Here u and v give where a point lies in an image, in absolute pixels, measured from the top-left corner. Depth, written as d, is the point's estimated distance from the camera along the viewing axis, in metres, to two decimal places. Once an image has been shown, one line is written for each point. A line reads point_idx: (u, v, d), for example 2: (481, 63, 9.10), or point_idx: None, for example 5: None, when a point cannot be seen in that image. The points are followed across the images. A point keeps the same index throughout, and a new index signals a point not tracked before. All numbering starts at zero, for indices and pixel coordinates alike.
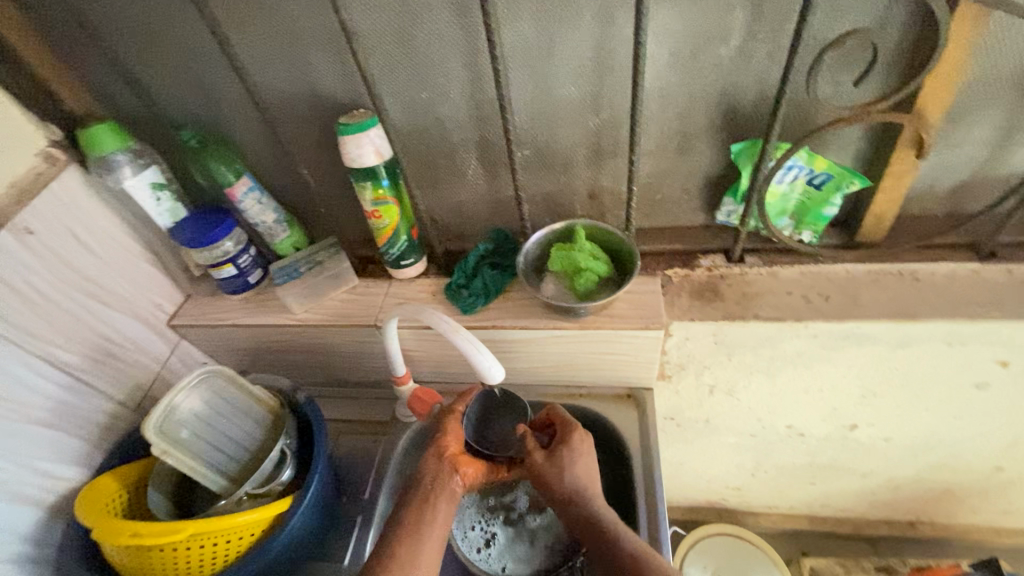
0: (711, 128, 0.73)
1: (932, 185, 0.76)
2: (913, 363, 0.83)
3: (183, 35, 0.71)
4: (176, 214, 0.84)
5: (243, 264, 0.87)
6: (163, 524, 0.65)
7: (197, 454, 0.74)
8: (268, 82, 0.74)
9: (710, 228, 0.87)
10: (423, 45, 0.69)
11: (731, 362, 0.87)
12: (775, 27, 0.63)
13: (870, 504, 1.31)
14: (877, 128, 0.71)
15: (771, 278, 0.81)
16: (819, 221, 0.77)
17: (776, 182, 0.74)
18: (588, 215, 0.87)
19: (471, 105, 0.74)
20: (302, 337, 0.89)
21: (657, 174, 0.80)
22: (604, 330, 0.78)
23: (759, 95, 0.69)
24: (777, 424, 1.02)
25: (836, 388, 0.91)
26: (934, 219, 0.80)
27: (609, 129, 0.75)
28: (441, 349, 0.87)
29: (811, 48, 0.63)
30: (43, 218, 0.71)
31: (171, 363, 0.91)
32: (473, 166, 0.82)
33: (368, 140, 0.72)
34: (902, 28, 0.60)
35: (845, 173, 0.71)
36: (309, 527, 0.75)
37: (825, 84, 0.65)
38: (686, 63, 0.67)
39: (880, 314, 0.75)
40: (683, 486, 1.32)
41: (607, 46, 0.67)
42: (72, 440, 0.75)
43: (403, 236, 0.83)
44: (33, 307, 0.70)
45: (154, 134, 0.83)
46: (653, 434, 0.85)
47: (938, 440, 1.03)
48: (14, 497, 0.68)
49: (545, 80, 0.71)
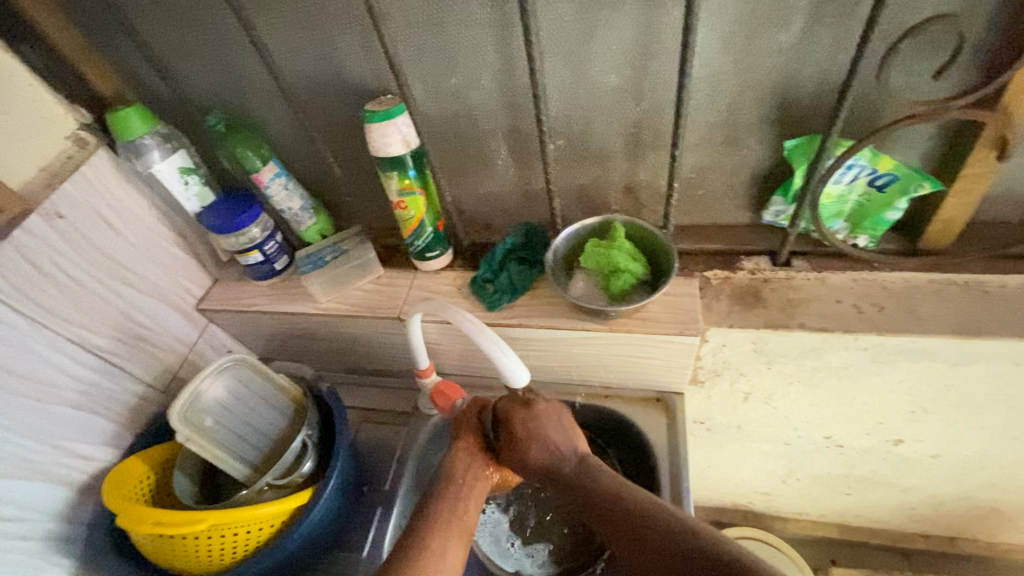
0: (763, 120, 0.67)
1: (1010, 188, 0.69)
2: (972, 380, 0.77)
3: (207, 13, 0.69)
4: (204, 198, 0.83)
5: (270, 250, 0.85)
6: (185, 513, 0.66)
7: (223, 443, 0.74)
8: (294, 65, 0.72)
9: (754, 228, 0.81)
10: (453, 28, 0.65)
11: (769, 371, 0.82)
12: (844, 9, 0.57)
13: (908, 518, 1.24)
14: (952, 124, 0.64)
15: (820, 284, 0.75)
16: (878, 226, 0.71)
17: (833, 182, 0.69)
18: (623, 210, 0.82)
19: (503, 90, 0.70)
20: (326, 326, 0.88)
21: (700, 169, 0.75)
22: (636, 333, 0.74)
23: (820, 87, 0.63)
24: (814, 434, 0.96)
25: (883, 402, 0.85)
26: (1008, 226, 0.73)
27: (651, 119, 0.70)
28: (465, 344, 0.84)
29: (884, 34, 0.57)
30: (73, 202, 0.71)
31: (199, 346, 0.91)
32: (503, 156, 0.78)
33: (395, 128, 0.69)
34: (993, 11, 0.54)
35: (913, 175, 0.65)
36: (329, 517, 0.75)
37: (897, 75, 0.59)
38: (740, 49, 0.61)
39: (941, 329, 0.69)
40: (709, 488, 1.27)
41: (651, 31, 0.62)
42: (103, 422, 0.76)
43: (429, 228, 0.80)
44: (63, 292, 0.71)
45: (182, 117, 0.82)
46: (682, 441, 0.80)
47: (992, 459, 0.96)
48: (47, 476, 0.70)
49: (582, 66, 0.66)
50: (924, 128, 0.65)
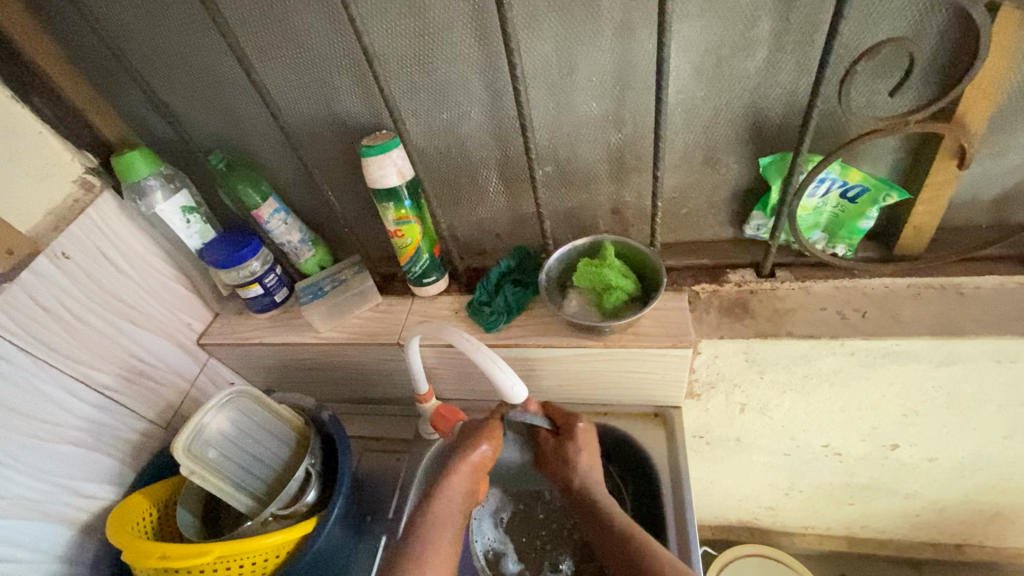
0: (738, 140, 0.71)
1: (975, 195, 0.73)
2: (958, 381, 0.79)
3: (211, 62, 0.73)
4: (206, 235, 0.85)
5: (270, 283, 0.87)
6: (191, 546, 0.66)
7: (226, 475, 0.74)
8: (292, 105, 0.76)
9: (737, 242, 0.85)
10: (443, 67, 0.69)
11: (762, 380, 0.84)
12: (803, 37, 0.61)
13: (913, 526, 1.24)
14: (914, 137, 0.68)
15: (804, 292, 0.78)
16: (854, 235, 0.75)
17: (808, 196, 0.73)
18: (611, 230, 0.85)
19: (492, 123, 0.74)
20: (327, 356, 0.89)
21: (681, 189, 0.79)
22: (630, 348, 0.76)
23: (788, 109, 0.68)
24: (812, 443, 0.98)
25: (875, 406, 0.87)
26: (977, 230, 0.77)
27: (632, 144, 0.74)
28: (464, 367, 0.86)
29: (842, 58, 0.62)
30: (79, 243, 0.74)
31: (200, 380, 0.92)
32: (494, 183, 0.81)
33: (391, 161, 0.73)
34: (939, 34, 0.59)
35: (881, 186, 0.69)
36: (335, 544, 0.75)
37: (858, 94, 0.64)
38: (711, 76, 0.66)
39: (923, 331, 0.71)
40: (712, 504, 1.27)
41: (628, 64, 0.67)
42: (106, 460, 0.77)
43: (425, 254, 0.83)
44: (68, 330, 0.72)
45: (186, 159, 0.86)
46: (682, 454, 0.82)
47: (988, 459, 0.97)
48: (50, 516, 0.70)
49: (565, 98, 0.70)
50: (888, 143, 0.69)
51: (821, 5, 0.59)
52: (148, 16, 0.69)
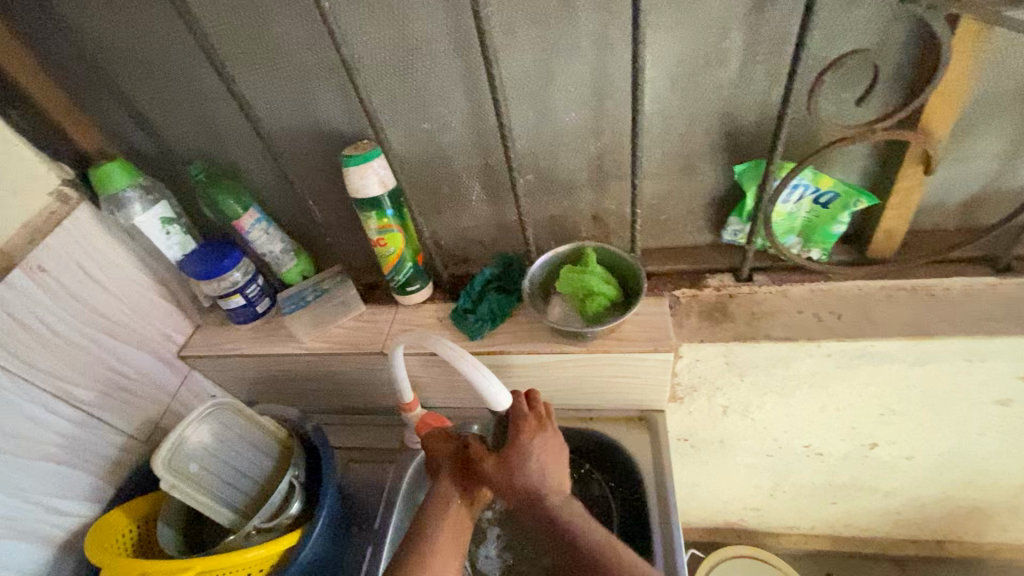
0: (714, 148, 0.73)
1: (942, 200, 0.76)
2: (932, 380, 0.81)
3: (190, 73, 0.73)
4: (185, 246, 0.84)
5: (251, 294, 0.87)
6: (173, 561, 0.65)
7: (208, 489, 0.73)
8: (271, 114, 0.76)
9: (717, 248, 0.87)
10: (423, 76, 0.70)
11: (743, 383, 0.85)
12: (773, 48, 0.63)
13: (894, 524, 1.26)
14: (883, 144, 0.71)
15: (781, 296, 0.80)
16: (828, 239, 0.77)
17: (782, 202, 0.75)
18: (592, 237, 0.86)
19: (473, 132, 0.75)
20: (310, 366, 0.88)
21: (660, 196, 0.80)
22: (612, 353, 0.77)
23: (761, 117, 0.69)
24: (793, 444, 0.99)
25: (853, 407, 0.88)
26: (946, 234, 0.79)
27: (611, 152, 0.75)
28: (449, 375, 0.86)
29: (812, 68, 0.64)
30: (55, 255, 0.72)
31: (181, 393, 0.91)
32: (476, 192, 0.82)
33: (372, 170, 0.73)
34: (903, 44, 0.61)
35: (851, 191, 0.71)
36: (318, 557, 0.74)
37: (827, 103, 0.66)
38: (686, 86, 0.67)
39: (895, 332, 0.73)
40: (699, 507, 1.28)
41: (605, 74, 0.68)
42: (83, 476, 0.75)
43: (408, 263, 0.83)
44: (45, 345, 0.71)
45: (165, 169, 0.85)
46: (666, 458, 0.82)
47: (963, 457, 1.00)
48: (25, 534, 0.68)
49: (544, 107, 0.71)
50: (858, 150, 0.71)
51: (789, 17, 0.61)
52: (125, 26, 0.69)
